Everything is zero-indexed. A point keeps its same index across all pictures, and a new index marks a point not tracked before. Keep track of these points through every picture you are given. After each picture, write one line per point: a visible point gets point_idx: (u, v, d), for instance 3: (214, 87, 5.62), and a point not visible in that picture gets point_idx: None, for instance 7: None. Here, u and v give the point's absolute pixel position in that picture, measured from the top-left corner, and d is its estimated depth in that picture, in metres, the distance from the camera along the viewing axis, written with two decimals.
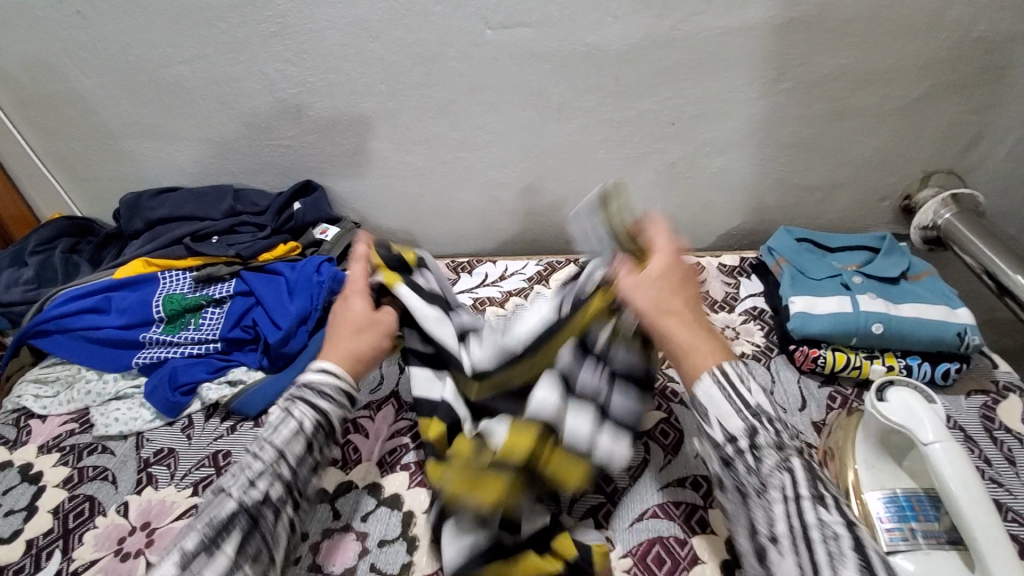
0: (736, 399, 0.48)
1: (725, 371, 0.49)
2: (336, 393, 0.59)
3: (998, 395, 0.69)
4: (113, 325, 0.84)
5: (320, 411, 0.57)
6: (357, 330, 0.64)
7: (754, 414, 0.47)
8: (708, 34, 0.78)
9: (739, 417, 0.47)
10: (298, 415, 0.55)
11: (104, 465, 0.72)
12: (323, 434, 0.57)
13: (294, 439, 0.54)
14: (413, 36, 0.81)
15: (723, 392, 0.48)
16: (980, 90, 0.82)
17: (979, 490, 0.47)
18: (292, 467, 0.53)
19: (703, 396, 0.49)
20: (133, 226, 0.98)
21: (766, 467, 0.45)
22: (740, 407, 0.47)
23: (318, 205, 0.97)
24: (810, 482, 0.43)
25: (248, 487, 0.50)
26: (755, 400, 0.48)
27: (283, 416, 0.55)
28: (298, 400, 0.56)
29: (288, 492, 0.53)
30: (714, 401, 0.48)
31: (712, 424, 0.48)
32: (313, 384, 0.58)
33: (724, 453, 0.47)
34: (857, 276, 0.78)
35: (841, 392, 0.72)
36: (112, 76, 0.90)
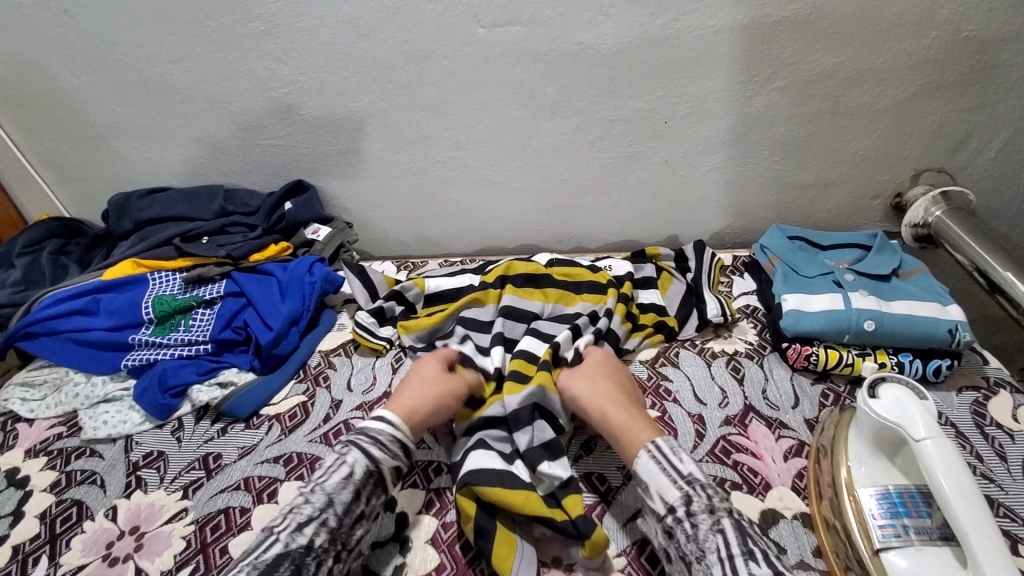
0: (671, 470, 0.54)
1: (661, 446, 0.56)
2: (392, 442, 0.60)
3: (990, 391, 0.69)
4: (102, 327, 0.83)
5: (371, 458, 0.58)
6: (427, 385, 0.66)
7: (687, 482, 0.53)
8: (701, 33, 0.78)
9: (675, 487, 0.53)
10: (350, 461, 0.57)
11: (93, 469, 0.71)
12: (372, 483, 0.57)
13: (342, 486, 0.55)
14: (404, 35, 0.80)
15: (659, 466, 0.55)
16: (969, 89, 0.83)
17: (968, 483, 0.47)
18: (338, 514, 0.54)
19: (644, 472, 0.55)
20: (122, 227, 0.97)
21: (701, 532, 0.50)
22: (676, 478, 0.54)
23: (310, 204, 0.97)
24: (739, 540, 0.49)
25: (296, 532, 0.52)
26: (688, 470, 0.54)
27: (337, 463, 0.57)
28: (353, 447, 0.58)
29: (331, 541, 0.52)
30: (654, 475, 0.55)
31: (654, 498, 0.54)
32: (370, 432, 0.60)
33: (666, 523, 0.52)
34: (849, 273, 0.78)
35: (833, 390, 0.72)
36: (100, 75, 0.89)
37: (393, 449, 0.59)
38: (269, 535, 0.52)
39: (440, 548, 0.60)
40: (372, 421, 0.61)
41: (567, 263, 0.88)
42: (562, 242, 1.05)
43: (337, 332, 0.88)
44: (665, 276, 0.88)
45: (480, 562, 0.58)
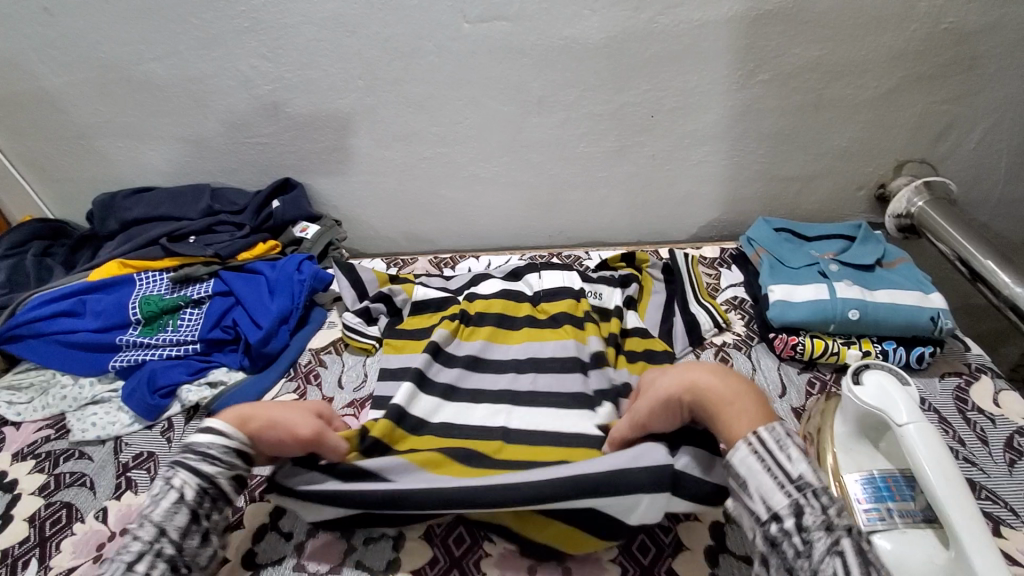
0: (779, 473, 0.45)
1: (761, 435, 0.47)
2: (223, 455, 0.53)
3: (971, 377, 0.71)
4: (89, 329, 0.83)
5: (204, 476, 0.52)
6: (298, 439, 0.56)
7: (798, 488, 0.44)
8: (685, 27, 0.78)
9: (783, 494, 0.44)
10: (178, 484, 0.50)
11: (82, 471, 0.70)
12: (210, 501, 0.52)
13: (175, 511, 0.49)
14: (389, 31, 0.80)
15: (763, 464, 0.46)
16: (950, 80, 0.84)
17: (950, 466, 0.48)
18: (176, 540, 0.48)
19: (742, 467, 0.46)
20: (107, 228, 0.96)
21: (816, 551, 0.41)
22: (784, 482, 0.44)
23: (298, 203, 0.96)
24: (863, 565, 0.40)
25: (125, 575, 0.45)
26: (799, 471, 0.44)
27: (162, 489, 0.50)
28: (178, 467, 0.51)
29: (173, 570, 0.47)
30: (755, 474, 0.46)
31: (755, 500, 0.45)
32: (198, 448, 0.53)
33: (768, 532, 0.44)
34: (833, 264, 0.79)
35: (819, 377, 0.73)
36: (82, 75, 0.88)
37: (235, 464, 0.54)
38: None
39: (433, 542, 0.60)
40: (201, 434, 0.54)
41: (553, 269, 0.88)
42: (552, 236, 1.05)
43: (327, 329, 0.88)
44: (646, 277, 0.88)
45: (474, 554, 0.59)
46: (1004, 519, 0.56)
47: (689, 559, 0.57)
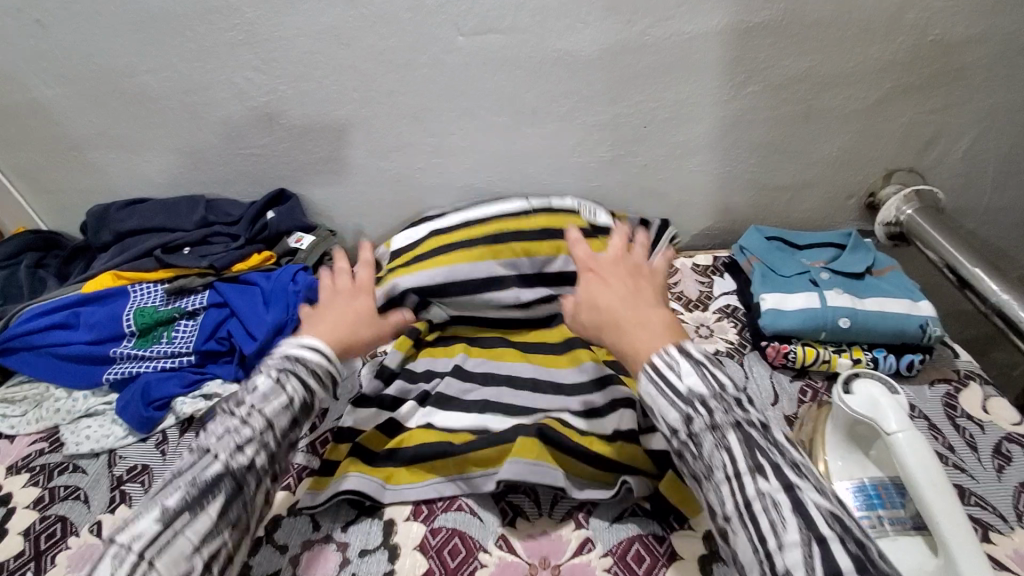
0: (669, 392, 0.49)
1: (654, 362, 0.51)
2: (320, 370, 0.57)
3: (960, 384, 0.71)
4: (82, 341, 0.82)
5: (308, 390, 0.56)
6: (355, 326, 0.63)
7: (687, 401, 0.48)
8: (675, 39, 0.80)
9: (675, 408, 0.49)
10: (290, 390, 0.55)
11: (76, 485, 0.70)
12: (304, 414, 0.57)
13: (282, 412, 0.54)
14: (384, 43, 0.81)
15: (656, 388, 0.50)
16: (935, 91, 0.86)
17: (939, 475, 0.49)
18: (277, 438, 0.54)
19: (646, 395, 0.51)
20: (102, 239, 0.96)
21: (706, 450, 0.47)
22: (675, 399, 0.49)
23: (293, 213, 0.96)
24: (746, 453, 0.46)
25: (236, 452, 0.52)
26: (687, 386, 0.49)
27: (275, 390, 0.54)
28: (291, 375, 0.55)
29: (269, 463, 0.54)
30: (654, 399, 0.50)
31: (658, 420, 0.50)
32: (302, 360, 0.57)
33: (672, 444, 0.49)
34: (824, 272, 0.80)
35: (811, 386, 0.73)
36: (76, 86, 0.89)
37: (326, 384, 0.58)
38: (207, 452, 0.52)
39: (428, 553, 0.60)
40: (305, 349, 0.57)
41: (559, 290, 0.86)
42: None
43: None
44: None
45: (469, 565, 0.59)
46: (993, 525, 0.57)
47: (682, 568, 0.58)
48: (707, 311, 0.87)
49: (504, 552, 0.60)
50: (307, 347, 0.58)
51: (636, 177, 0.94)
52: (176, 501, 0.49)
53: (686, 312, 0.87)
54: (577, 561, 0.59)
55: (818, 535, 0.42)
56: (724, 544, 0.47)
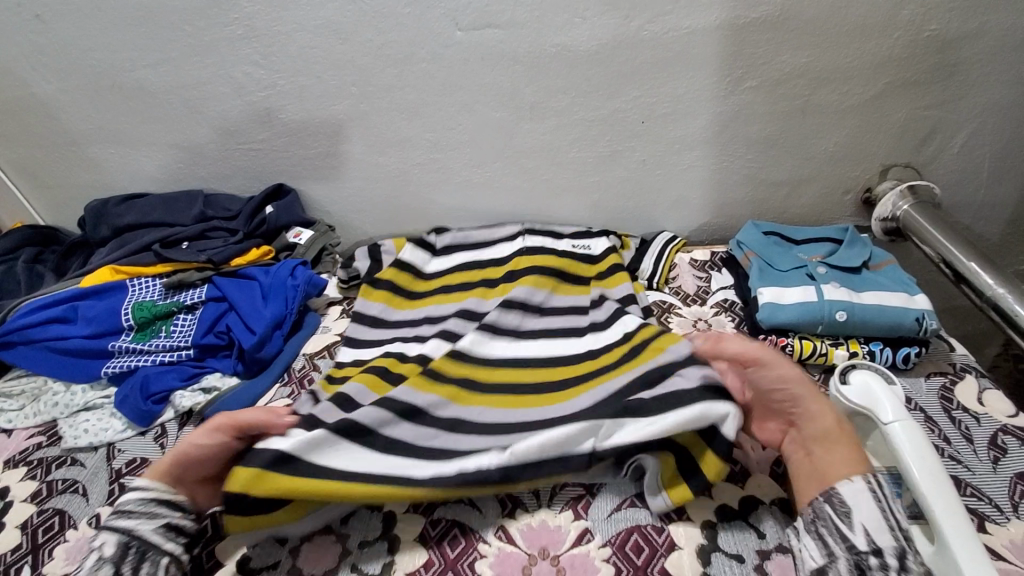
0: (893, 517, 0.49)
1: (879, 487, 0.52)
2: (141, 505, 0.56)
3: (956, 376, 0.71)
4: (81, 335, 0.82)
5: (124, 531, 0.55)
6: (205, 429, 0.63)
7: (905, 534, 0.49)
8: (673, 34, 0.80)
9: (891, 535, 0.49)
10: (98, 545, 0.54)
11: (74, 478, 0.70)
12: (138, 554, 0.54)
13: (94, 570, 0.52)
14: (383, 38, 0.81)
15: (882, 505, 0.50)
16: (932, 86, 0.86)
17: (935, 465, 0.49)
18: None
19: (852, 499, 0.51)
20: (100, 234, 0.96)
21: None
22: (894, 525, 0.49)
23: (291, 208, 0.96)
24: None
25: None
26: (904, 524, 0.50)
27: (88, 553, 0.54)
28: (100, 530, 0.55)
29: None
30: (867, 508, 0.50)
31: (857, 531, 0.49)
32: (122, 506, 0.56)
33: (856, 564, 0.48)
34: (821, 266, 0.80)
35: (808, 378, 0.73)
36: (73, 81, 0.89)
37: (155, 513, 0.56)
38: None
39: (428, 544, 0.60)
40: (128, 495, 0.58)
41: (556, 307, 0.85)
42: None
43: (320, 335, 0.87)
44: (621, 272, 0.91)
45: (468, 556, 0.59)
46: (989, 515, 0.57)
47: (681, 558, 0.58)
48: (705, 305, 0.88)
49: (504, 543, 0.60)
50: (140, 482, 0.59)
51: (634, 174, 0.94)
52: None
53: (685, 307, 0.88)
54: (576, 552, 0.59)
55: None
56: None
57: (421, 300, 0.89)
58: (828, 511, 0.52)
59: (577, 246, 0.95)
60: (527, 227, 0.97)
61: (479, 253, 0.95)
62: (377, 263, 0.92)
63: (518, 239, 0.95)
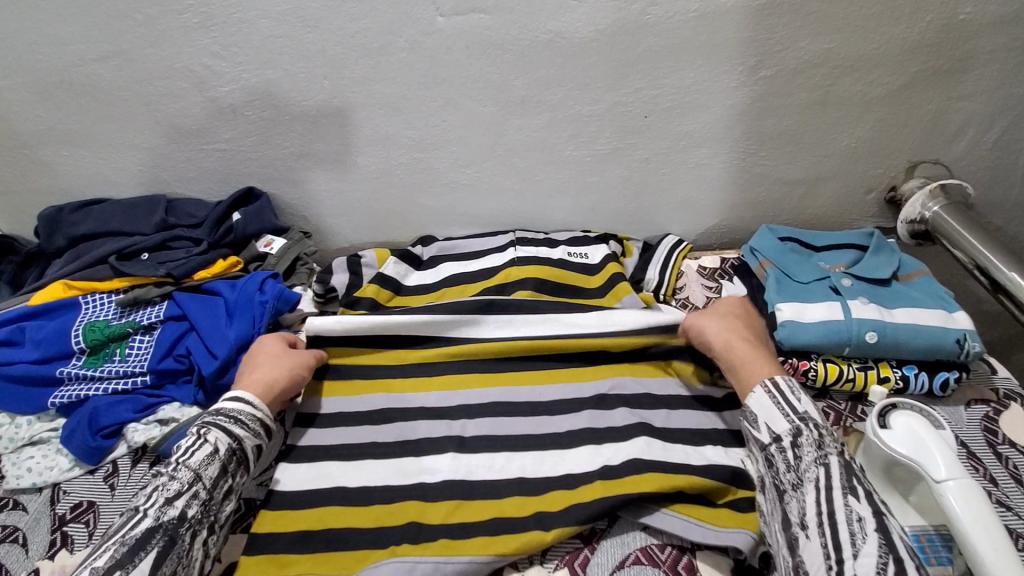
0: (785, 405, 0.54)
1: (779, 385, 0.56)
2: (253, 420, 0.60)
3: (1000, 405, 0.63)
4: (27, 360, 0.74)
5: (235, 437, 0.58)
6: (273, 359, 0.66)
7: (801, 418, 0.53)
8: (680, 18, 0.71)
9: (787, 420, 0.53)
10: (213, 440, 0.56)
11: (14, 526, 0.63)
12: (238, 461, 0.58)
13: (209, 462, 0.55)
14: (355, 25, 0.72)
15: (773, 400, 0.55)
16: (968, 75, 0.78)
17: (1000, 534, 0.41)
18: (209, 488, 0.55)
19: (755, 403, 0.56)
20: (54, 245, 0.88)
21: (804, 462, 0.51)
22: (788, 412, 0.54)
23: (261, 214, 0.88)
24: (843, 475, 0.49)
25: (166, 506, 0.52)
26: (804, 408, 0.54)
27: (197, 441, 0.56)
28: (212, 426, 0.57)
29: (205, 512, 0.55)
30: (766, 408, 0.55)
31: (761, 429, 0.55)
32: (227, 411, 0.59)
33: (770, 452, 0.54)
34: (846, 278, 0.71)
35: (834, 407, 0.65)
36: (16, 77, 0.80)
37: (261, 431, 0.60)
38: (137, 511, 0.52)
39: None
40: (228, 400, 0.60)
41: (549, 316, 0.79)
42: None
43: None
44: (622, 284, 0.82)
45: None
46: None
47: None
48: None
49: None
50: (231, 399, 0.61)
51: (635, 172, 0.86)
52: (106, 559, 0.48)
53: None
54: None
55: (896, 554, 0.44)
56: (794, 558, 0.48)
57: None
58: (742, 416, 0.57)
59: (573, 254, 0.86)
60: (518, 236, 0.89)
61: (465, 265, 0.87)
62: (356, 277, 0.84)
63: (509, 249, 0.87)
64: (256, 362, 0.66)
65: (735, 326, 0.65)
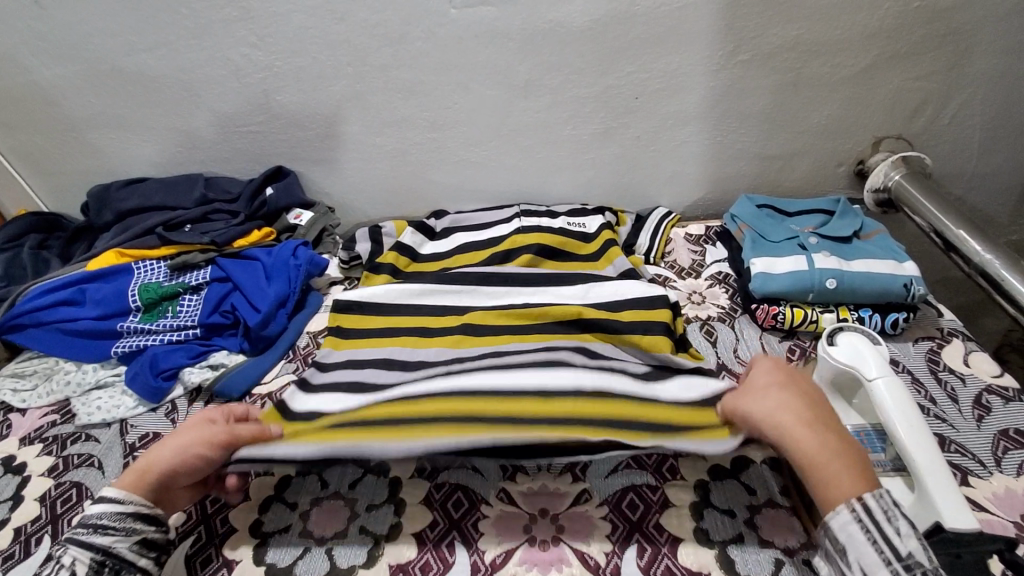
0: (887, 550, 0.44)
1: (868, 506, 0.46)
2: (117, 521, 0.52)
3: (943, 340, 0.73)
4: (89, 317, 0.84)
5: (97, 549, 0.51)
6: (178, 438, 0.57)
7: (906, 567, 0.43)
8: (665, 8, 0.81)
9: (889, 571, 0.44)
10: (66, 561, 0.50)
11: (90, 453, 0.72)
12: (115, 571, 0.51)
13: None
14: (378, 17, 0.82)
15: (869, 536, 0.45)
16: (923, 57, 0.87)
17: (916, 418, 0.52)
18: None
19: (841, 534, 0.47)
20: (103, 219, 0.97)
21: None
22: (891, 558, 0.44)
23: (291, 189, 0.97)
24: None
25: None
26: (907, 549, 0.44)
27: (54, 567, 0.50)
28: (68, 544, 0.51)
29: None
30: (857, 544, 0.46)
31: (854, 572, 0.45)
32: (91, 518, 0.52)
33: None
34: (812, 237, 0.81)
35: (800, 345, 0.75)
36: (73, 66, 0.89)
37: (136, 529, 0.53)
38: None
39: (432, 508, 0.63)
40: (94, 505, 0.53)
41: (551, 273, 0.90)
42: None
43: (324, 313, 0.89)
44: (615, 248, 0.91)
45: (471, 517, 0.61)
46: (971, 469, 0.59)
47: (675, 513, 0.60)
48: (700, 278, 0.89)
49: (505, 504, 0.63)
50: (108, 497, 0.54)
51: (627, 149, 0.96)
52: None
53: (680, 280, 0.89)
54: (575, 511, 0.61)
55: None
56: None
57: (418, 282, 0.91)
58: (828, 551, 0.48)
59: (572, 224, 0.95)
60: (523, 208, 0.98)
61: (475, 234, 0.97)
62: (377, 245, 0.94)
63: (515, 219, 0.96)
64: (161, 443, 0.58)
65: (775, 406, 0.54)
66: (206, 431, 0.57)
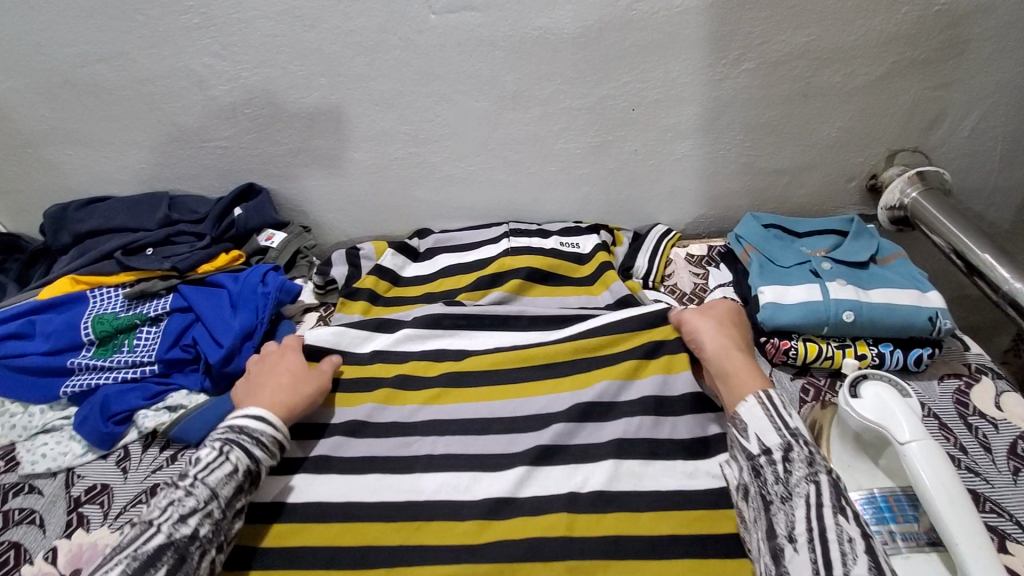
0: (776, 419, 0.55)
1: (773, 398, 0.56)
2: (270, 443, 0.60)
3: (971, 378, 0.67)
4: (38, 352, 0.77)
5: (253, 457, 0.58)
6: (295, 379, 0.66)
7: (791, 434, 0.54)
8: (664, 13, 0.74)
9: (777, 434, 0.54)
10: (234, 459, 0.56)
11: (32, 507, 0.66)
12: (249, 481, 0.58)
13: (226, 481, 0.55)
14: (351, 24, 0.75)
15: (767, 412, 0.56)
16: (942, 66, 0.81)
17: (957, 489, 0.45)
18: (221, 508, 0.55)
19: (746, 413, 0.57)
20: (60, 242, 0.90)
21: (794, 478, 0.51)
22: (781, 427, 0.55)
23: (262, 209, 0.90)
24: (833, 496, 0.49)
25: (179, 523, 0.52)
26: (796, 423, 0.55)
27: (219, 458, 0.56)
28: (234, 445, 0.57)
29: (215, 534, 0.54)
30: (756, 419, 0.56)
31: (750, 438, 0.56)
32: (250, 431, 0.59)
33: (756, 463, 0.54)
34: (826, 261, 0.74)
35: (814, 384, 0.68)
36: (23, 78, 0.82)
37: (274, 451, 0.60)
38: (150, 525, 0.52)
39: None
40: (251, 419, 0.60)
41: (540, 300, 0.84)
42: None
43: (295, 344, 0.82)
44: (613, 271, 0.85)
45: None
46: (1010, 533, 0.53)
47: None
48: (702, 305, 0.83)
49: None
50: (253, 420, 0.60)
51: (623, 164, 0.89)
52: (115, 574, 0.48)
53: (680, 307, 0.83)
54: None
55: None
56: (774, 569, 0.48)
57: (398, 309, 0.84)
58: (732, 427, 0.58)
59: (565, 244, 0.88)
60: (512, 227, 0.92)
61: (460, 256, 0.90)
62: (355, 269, 0.87)
63: (503, 240, 0.89)
64: (278, 380, 0.66)
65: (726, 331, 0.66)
66: (318, 383, 0.67)
